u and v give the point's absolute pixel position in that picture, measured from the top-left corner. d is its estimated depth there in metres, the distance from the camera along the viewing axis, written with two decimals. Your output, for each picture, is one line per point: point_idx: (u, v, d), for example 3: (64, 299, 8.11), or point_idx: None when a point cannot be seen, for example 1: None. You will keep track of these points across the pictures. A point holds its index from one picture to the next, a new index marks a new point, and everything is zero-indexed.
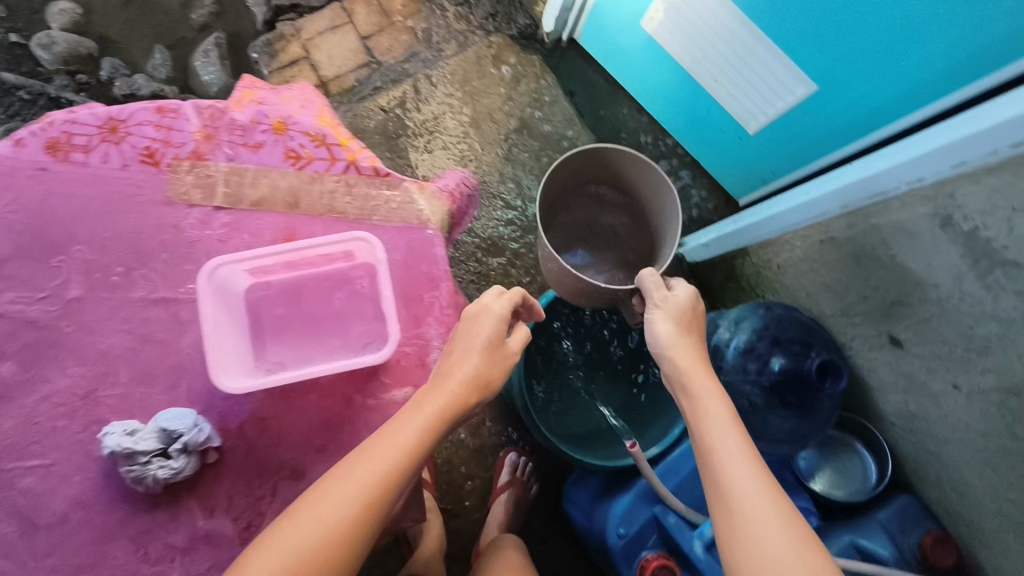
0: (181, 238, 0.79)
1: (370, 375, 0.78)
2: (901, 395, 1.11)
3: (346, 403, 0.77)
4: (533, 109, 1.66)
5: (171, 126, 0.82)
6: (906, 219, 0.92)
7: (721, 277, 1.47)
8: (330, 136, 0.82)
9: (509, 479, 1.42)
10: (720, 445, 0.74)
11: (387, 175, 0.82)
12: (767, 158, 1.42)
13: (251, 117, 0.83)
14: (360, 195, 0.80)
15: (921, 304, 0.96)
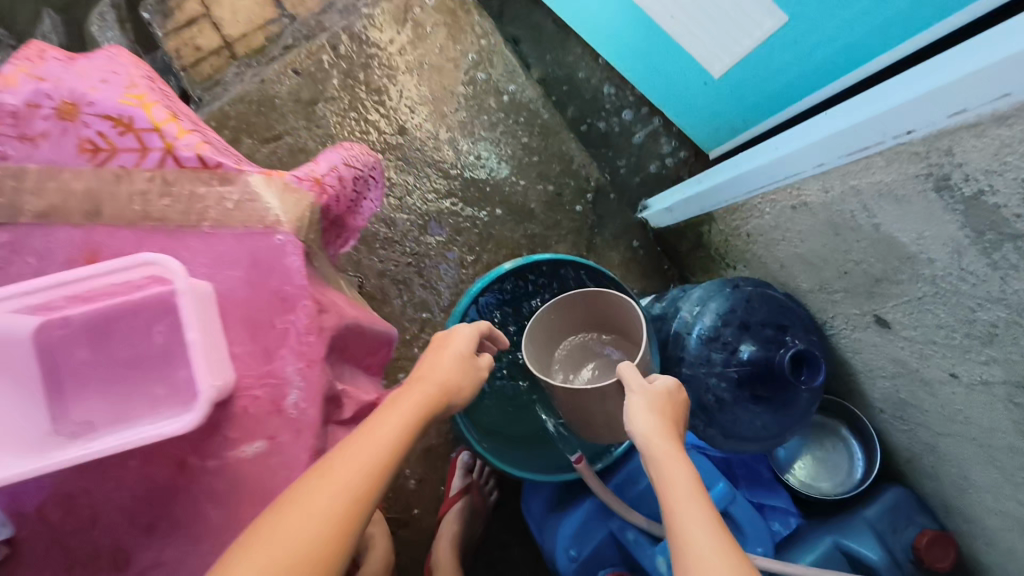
0: None
1: (206, 432, 0.59)
2: (890, 380, 0.96)
3: (177, 471, 0.58)
4: (472, 61, 1.45)
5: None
6: (892, 181, 0.74)
7: (688, 246, 1.30)
8: (140, 118, 0.60)
9: (463, 485, 1.28)
10: (682, 510, 0.60)
11: (220, 165, 0.61)
12: (735, 107, 1.21)
13: (26, 98, 0.58)
14: (183, 194, 0.60)
15: (911, 283, 0.79)
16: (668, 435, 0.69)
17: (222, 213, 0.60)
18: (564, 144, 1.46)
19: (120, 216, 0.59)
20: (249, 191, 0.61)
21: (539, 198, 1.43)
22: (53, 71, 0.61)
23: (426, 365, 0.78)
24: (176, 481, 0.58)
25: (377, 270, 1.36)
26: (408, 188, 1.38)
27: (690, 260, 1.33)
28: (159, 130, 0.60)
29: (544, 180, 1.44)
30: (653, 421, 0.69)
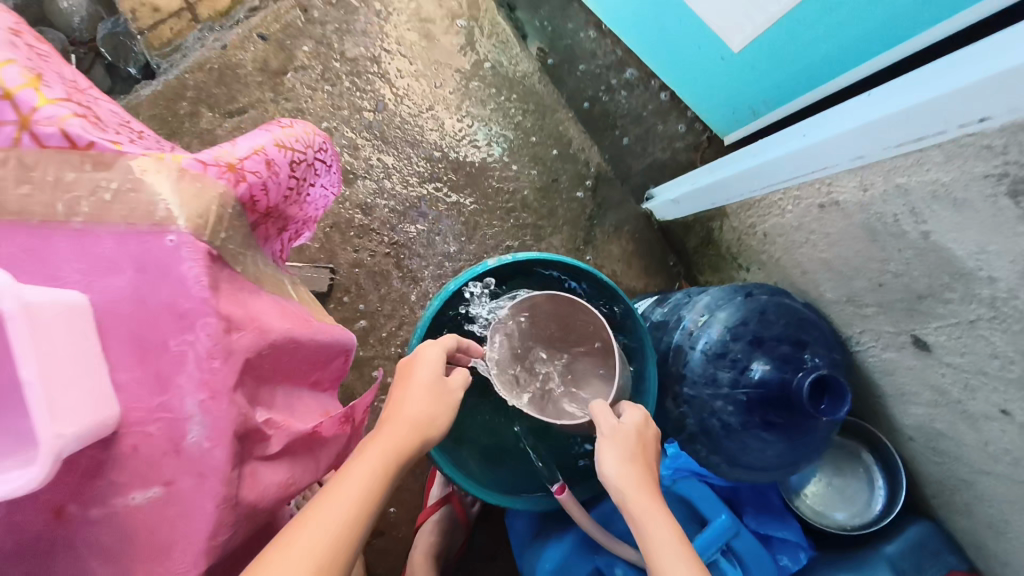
0: None
1: (89, 474, 0.47)
2: (926, 409, 0.83)
3: (51, 519, 0.47)
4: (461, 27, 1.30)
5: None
6: (951, 181, 0.60)
7: (697, 242, 1.17)
8: None
9: (441, 495, 1.17)
10: None
11: (89, 147, 0.48)
12: (752, 88, 1.08)
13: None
14: (46, 179, 0.47)
15: (964, 303, 0.66)
16: (644, 484, 0.66)
17: (99, 208, 0.47)
18: (563, 123, 1.32)
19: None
20: (129, 178, 0.48)
21: (533, 183, 1.29)
22: None
23: (396, 399, 0.67)
24: (52, 534, 0.47)
25: (350, 260, 1.22)
26: (387, 170, 1.24)
27: (697, 257, 1.19)
28: (9, 97, 0.46)
29: (537, 163, 1.30)
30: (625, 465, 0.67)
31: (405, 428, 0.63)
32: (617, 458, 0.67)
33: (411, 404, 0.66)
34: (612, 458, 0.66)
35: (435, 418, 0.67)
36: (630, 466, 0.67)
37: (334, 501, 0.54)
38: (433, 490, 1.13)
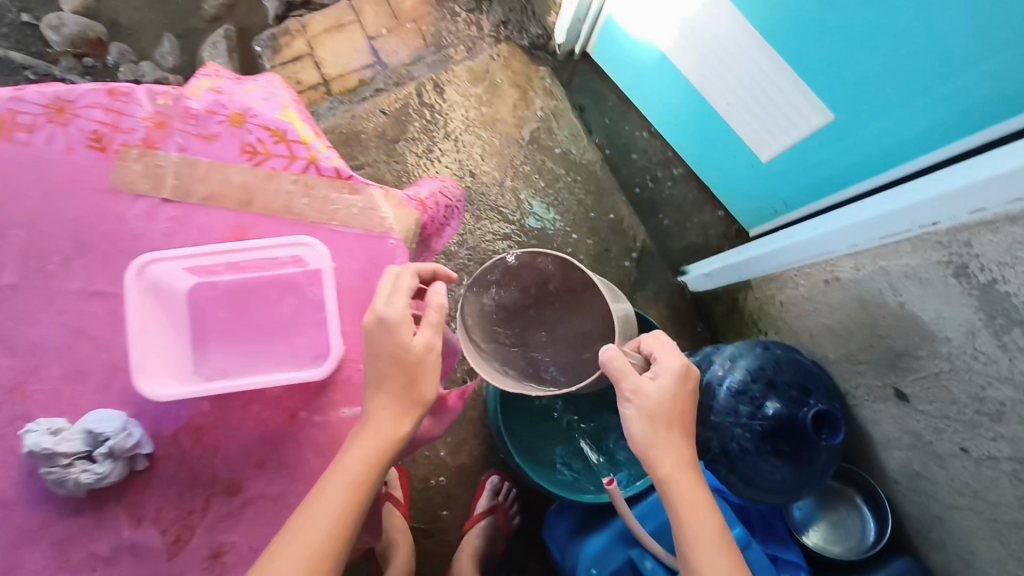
0: (123, 229, 0.70)
1: (316, 391, 0.70)
2: (906, 452, 1.02)
3: (288, 419, 0.69)
4: (541, 120, 1.60)
5: (122, 111, 0.71)
6: (916, 265, 0.84)
7: (724, 309, 1.40)
8: (291, 132, 0.72)
9: (489, 505, 1.34)
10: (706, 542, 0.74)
11: (350, 178, 0.72)
12: (780, 188, 1.36)
13: (208, 104, 0.72)
14: (319, 196, 0.72)
15: (930, 359, 0.88)
16: (669, 452, 0.77)
17: (347, 217, 0.72)
18: (616, 205, 1.60)
19: (266, 209, 0.72)
20: (371, 202, 0.73)
21: (588, 251, 1.56)
22: (229, 88, 0.73)
23: (376, 368, 0.65)
24: (286, 429, 0.69)
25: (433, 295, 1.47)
26: (470, 227, 1.52)
27: (724, 323, 1.42)
28: (307, 144, 0.73)
29: (593, 234, 1.57)
30: (652, 418, 0.78)
31: (397, 409, 0.66)
32: (643, 415, 0.77)
33: (391, 383, 0.65)
34: (636, 417, 0.77)
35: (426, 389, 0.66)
36: (659, 422, 0.78)
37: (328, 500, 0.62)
38: (481, 500, 1.32)
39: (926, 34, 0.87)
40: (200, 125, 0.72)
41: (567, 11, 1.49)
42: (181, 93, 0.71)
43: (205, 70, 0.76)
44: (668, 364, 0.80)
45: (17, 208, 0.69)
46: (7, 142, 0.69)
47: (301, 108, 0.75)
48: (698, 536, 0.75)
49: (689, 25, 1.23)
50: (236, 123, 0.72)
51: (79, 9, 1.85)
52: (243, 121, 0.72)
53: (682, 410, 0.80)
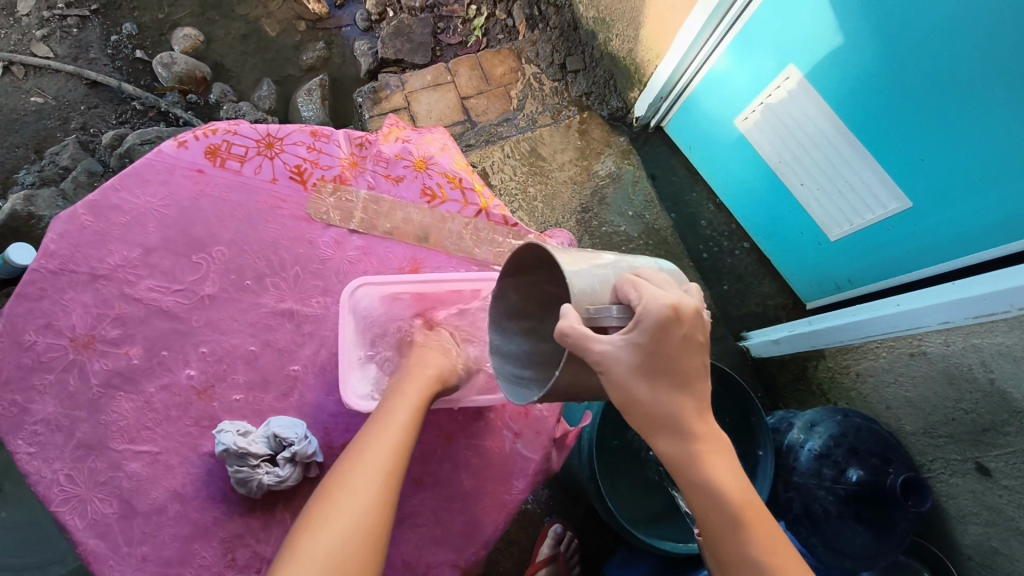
0: (313, 253, 0.80)
1: (474, 416, 0.78)
2: (984, 527, 1.02)
3: (447, 440, 0.76)
4: (606, 178, 1.74)
5: (321, 151, 0.85)
6: (1013, 344, 0.92)
7: (789, 377, 1.46)
8: (466, 181, 0.86)
9: (551, 553, 1.31)
10: (725, 525, 0.65)
11: (517, 226, 0.85)
12: (841, 267, 1.44)
13: (396, 151, 0.86)
14: (487, 238, 0.84)
15: (1018, 435, 0.93)
16: (667, 420, 0.64)
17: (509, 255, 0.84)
18: (683, 269, 1.71)
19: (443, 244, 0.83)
20: None
21: None
22: (413, 138, 0.88)
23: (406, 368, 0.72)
24: (443, 449, 0.76)
25: None
26: None
27: (786, 389, 1.48)
28: (479, 192, 0.86)
29: None
30: (634, 380, 0.62)
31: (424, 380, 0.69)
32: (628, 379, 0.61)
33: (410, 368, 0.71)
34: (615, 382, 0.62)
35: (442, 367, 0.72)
36: (652, 383, 0.63)
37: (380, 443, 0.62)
38: (544, 547, 1.31)
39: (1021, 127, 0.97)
40: (386, 167, 0.86)
41: (652, 89, 1.66)
42: (378, 139, 0.85)
43: (389, 123, 0.91)
44: (646, 312, 0.59)
45: (223, 228, 0.79)
46: (221, 169, 0.81)
47: (470, 161, 0.89)
48: (718, 515, 0.65)
49: (778, 110, 1.35)
50: (418, 169, 0.86)
51: (189, 50, 1.98)
52: (424, 167, 0.86)
53: (681, 370, 0.63)
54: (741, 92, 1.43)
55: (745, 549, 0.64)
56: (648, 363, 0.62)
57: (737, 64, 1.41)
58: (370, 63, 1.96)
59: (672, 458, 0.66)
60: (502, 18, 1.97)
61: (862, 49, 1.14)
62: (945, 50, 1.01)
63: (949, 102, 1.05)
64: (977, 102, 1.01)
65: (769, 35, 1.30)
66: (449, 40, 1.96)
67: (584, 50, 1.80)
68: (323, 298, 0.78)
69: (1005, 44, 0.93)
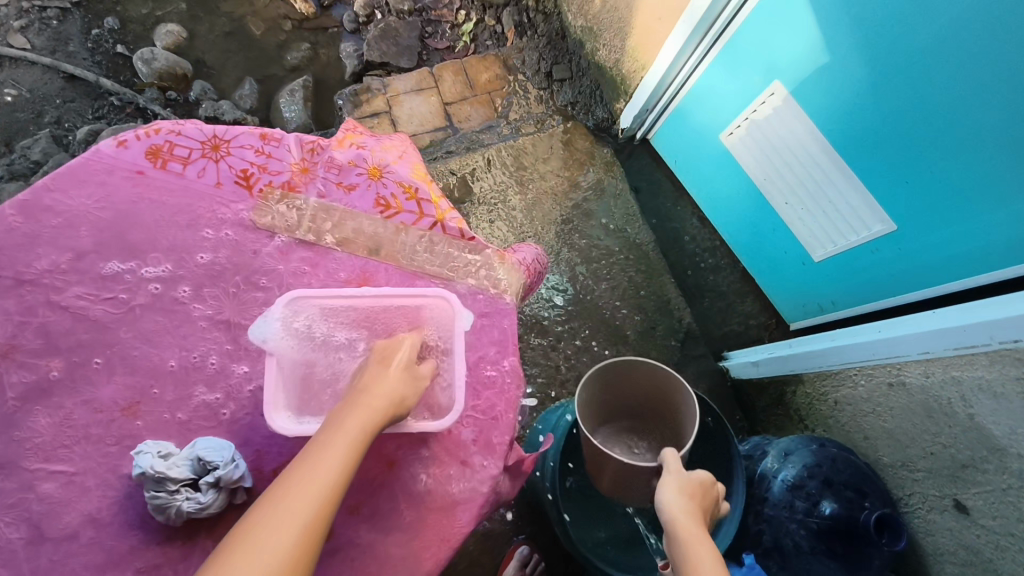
0: (256, 263, 0.75)
1: (419, 441, 0.74)
2: (961, 568, 0.98)
3: (388, 466, 0.72)
4: (588, 190, 1.70)
5: (270, 155, 0.81)
6: (992, 378, 0.87)
7: (767, 401, 1.42)
8: (423, 191, 0.82)
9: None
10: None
11: (473, 239, 0.81)
12: (825, 289, 1.40)
13: (349, 157, 0.83)
14: (441, 252, 0.80)
15: (998, 473, 0.89)
16: (695, 515, 0.75)
17: (466, 270, 0.80)
18: (664, 285, 1.67)
19: (396, 257, 0.79)
20: (489, 263, 0.81)
21: (636, 327, 1.61)
22: (369, 145, 0.85)
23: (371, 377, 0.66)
24: (384, 477, 0.72)
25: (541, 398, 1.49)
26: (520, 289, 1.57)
27: (764, 414, 1.44)
28: (437, 203, 0.83)
29: (641, 311, 1.63)
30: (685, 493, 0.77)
31: (372, 410, 0.63)
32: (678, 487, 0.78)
33: (373, 386, 0.65)
34: (673, 486, 0.77)
35: (405, 391, 0.66)
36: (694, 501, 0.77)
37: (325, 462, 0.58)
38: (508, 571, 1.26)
39: (1009, 151, 0.93)
40: (339, 174, 0.82)
41: (637, 100, 1.62)
42: (330, 144, 0.81)
43: (345, 127, 0.87)
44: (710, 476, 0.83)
45: (161, 235, 0.75)
46: (162, 171, 0.77)
47: (428, 169, 0.86)
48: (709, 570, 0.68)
49: (763, 125, 1.32)
50: (372, 177, 0.82)
51: (170, 46, 1.94)
52: (379, 175, 0.83)
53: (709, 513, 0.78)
54: (726, 106, 1.40)
55: None
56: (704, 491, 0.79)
57: (722, 79, 1.38)
58: (356, 66, 1.93)
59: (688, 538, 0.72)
60: (491, 24, 1.95)
61: (849, 66, 1.10)
62: (936, 68, 0.97)
63: (938, 123, 1.01)
64: (966, 124, 0.97)
65: (755, 49, 1.26)
66: (436, 44, 1.94)
67: (572, 60, 1.79)
68: (261, 312, 0.73)
69: (1000, 64, 0.88)
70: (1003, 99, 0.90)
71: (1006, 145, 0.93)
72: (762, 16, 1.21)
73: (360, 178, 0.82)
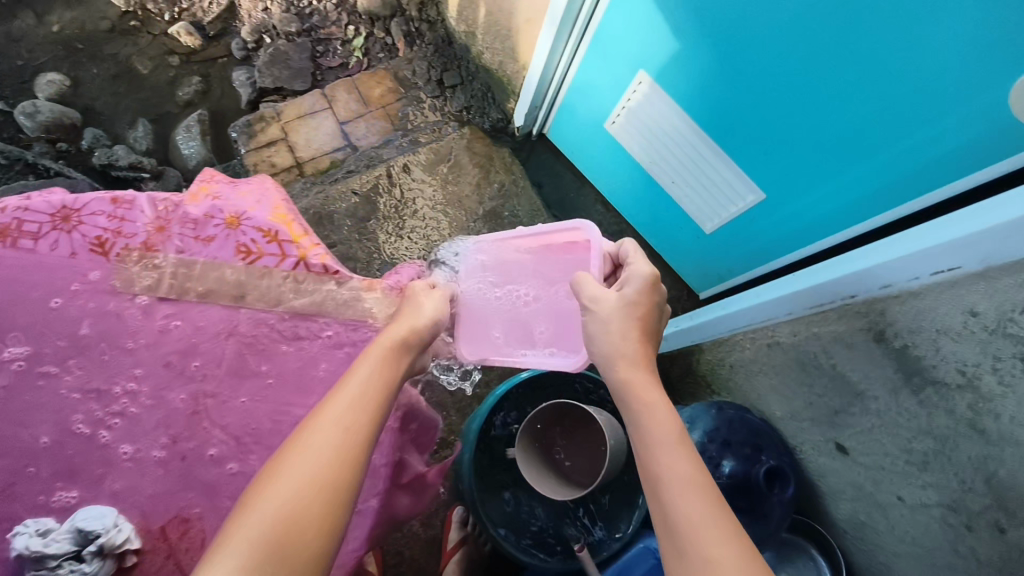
0: (116, 344, 0.91)
1: None
2: (851, 503, 1.08)
3: None
4: (497, 191, 1.74)
5: (123, 216, 0.96)
6: (843, 331, 0.95)
7: (679, 371, 1.48)
8: (281, 235, 1.01)
9: (460, 537, 1.35)
10: (661, 447, 0.75)
11: (335, 273, 1.01)
12: (722, 256, 1.49)
13: (204, 211, 1.00)
14: (304, 291, 1.00)
15: (862, 415, 0.97)
16: (636, 358, 0.84)
17: (331, 306, 1.01)
18: None
19: (258, 299, 0.99)
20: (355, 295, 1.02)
21: None
22: (224, 195, 1.01)
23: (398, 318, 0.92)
24: None
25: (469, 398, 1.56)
26: None
27: (681, 384, 1.47)
28: (300, 242, 1.02)
29: None
30: (624, 328, 0.86)
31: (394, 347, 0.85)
32: (608, 325, 0.86)
33: (402, 323, 0.90)
34: (610, 328, 0.86)
35: (423, 322, 0.91)
36: (625, 336, 0.85)
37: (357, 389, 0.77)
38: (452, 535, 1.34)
39: (860, 113, 0.99)
40: (195, 227, 0.99)
41: (525, 99, 1.66)
42: (184, 204, 0.97)
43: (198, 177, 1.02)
44: (636, 275, 0.89)
45: (16, 312, 0.88)
46: (12, 248, 0.89)
47: (286, 210, 1.04)
48: (654, 434, 0.76)
49: (639, 111, 1.38)
50: (231, 226, 1.00)
51: (55, 96, 1.89)
52: (237, 223, 1.00)
53: (646, 325, 0.88)
54: (604, 97, 1.45)
55: (677, 470, 0.72)
56: (637, 305, 0.87)
57: (595, 73, 1.43)
58: (250, 94, 1.92)
59: (629, 385, 0.82)
60: (381, 36, 1.95)
61: (697, 52, 1.16)
62: (770, 42, 1.03)
63: (806, 81, 1.02)
64: (827, 85, 1.00)
65: (618, 41, 1.31)
66: (329, 63, 1.94)
67: (460, 65, 1.82)
68: (126, 381, 0.90)
69: (818, 36, 0.95)
70: (839, 71, 0.96)
71: (857, 106, 0.98)
72: (620, 12, 1.25)
73: (219, 227, 1.00)
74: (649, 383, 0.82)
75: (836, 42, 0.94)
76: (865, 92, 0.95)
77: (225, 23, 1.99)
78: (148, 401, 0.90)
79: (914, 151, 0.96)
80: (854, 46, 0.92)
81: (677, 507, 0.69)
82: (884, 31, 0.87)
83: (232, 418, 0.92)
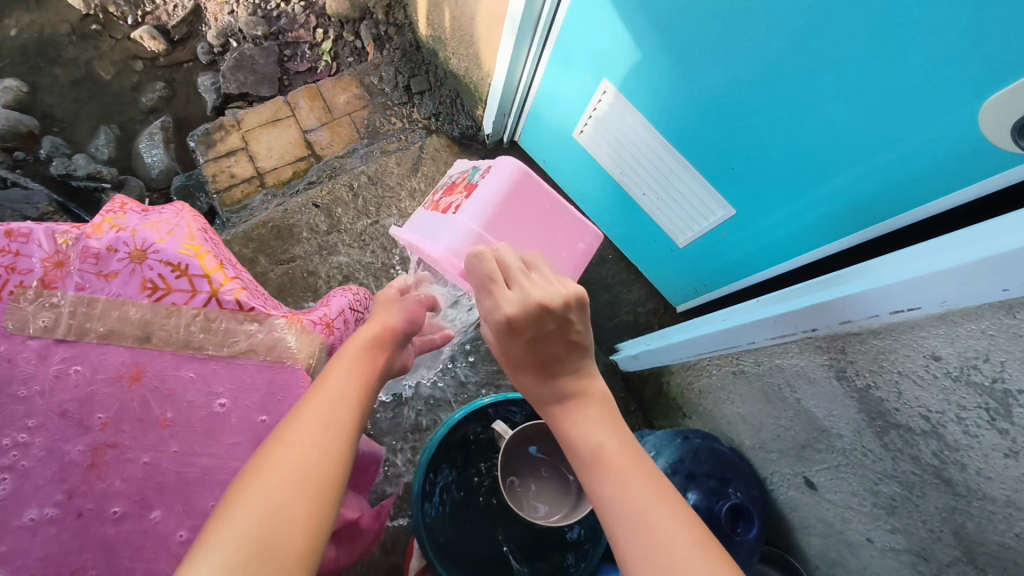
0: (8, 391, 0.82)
1: None
2: (822, 539, 1.01)
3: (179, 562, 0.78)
4: None
5: (19, 249, 0.88)
6: (805, 365, 0.90)
7: (652, 390, 1.43)
8: (192, 267, 0.91)
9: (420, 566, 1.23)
10: (600, 471, 0.65)
11: (252, 310, 0.91)
12: (696, 271, 1.44)
13: (107, 244, 0.90)
14: (218, 329, 0.90)
15: (828, 452, 0.92)
16: (548, 390, 0.74)
17: (251, 344, 0.90)
18: None
19: (165, 341, 0.88)
20: (275, 330, 0.91)
21: None
22: (130, 225, 0.92)
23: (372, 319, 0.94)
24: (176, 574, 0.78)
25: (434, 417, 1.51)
26: None
27: (655, 404, 1.43)
28: (211, 276, 0.91)
29: None
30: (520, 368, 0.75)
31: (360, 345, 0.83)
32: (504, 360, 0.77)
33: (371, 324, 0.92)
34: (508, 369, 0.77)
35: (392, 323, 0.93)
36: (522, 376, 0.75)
37: (329, 384, 0.73)
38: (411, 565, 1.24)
39: (829, 129, 0.92)
40: (98, 262, 0.90)
41: (492, 106, 1.60)
42: (83, 238, 0.88)
43: (108, 209, 0.94)
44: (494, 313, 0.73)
45: None
46: None
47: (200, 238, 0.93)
48: (594, 454, 0.66)
49: (605, 123, 1.32)
50: (136, 259, 0.90)
51: (11, 103, 1.81)
52: (144, 256, 0.91)
53: (538, 356, 0.73)
54: (570, 107, 1.39)
55: (620, 495, 0.62)
56: (513, 347, 0.74)
57: (559, 83, 1.37)
58: (215, 100, 1.85)
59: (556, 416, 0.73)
60: (351, 39, 1.88)
61: (659, 62, 1.10)
62: (733, 53, 0.96)
63: (781, 82, 0.93)
64: (804, 89, 0.90)
65: (580, 52, 1.25)
66: (297, 67, 1.86)
67: (428, 71, 1.77)
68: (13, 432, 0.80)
69: (781, 49, 0.89)
70: (807, 83, 0.89)
71: (833, 113, 0.90)
72: (580, 21, 1.19)
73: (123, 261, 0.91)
74: (583, 402, 0.72)
75: (800, 56, 0.87)
76: (832, 108, 0.89)
77: (191, 26, 1.92)
78: (41, 453, 0.80)
79: (883, 172, 0.90)
80: (820, 58, 0.85)
81: (625, 542, 0.59)
82: (849, 44, 0.80)
83: (134, 471, 0.82)
